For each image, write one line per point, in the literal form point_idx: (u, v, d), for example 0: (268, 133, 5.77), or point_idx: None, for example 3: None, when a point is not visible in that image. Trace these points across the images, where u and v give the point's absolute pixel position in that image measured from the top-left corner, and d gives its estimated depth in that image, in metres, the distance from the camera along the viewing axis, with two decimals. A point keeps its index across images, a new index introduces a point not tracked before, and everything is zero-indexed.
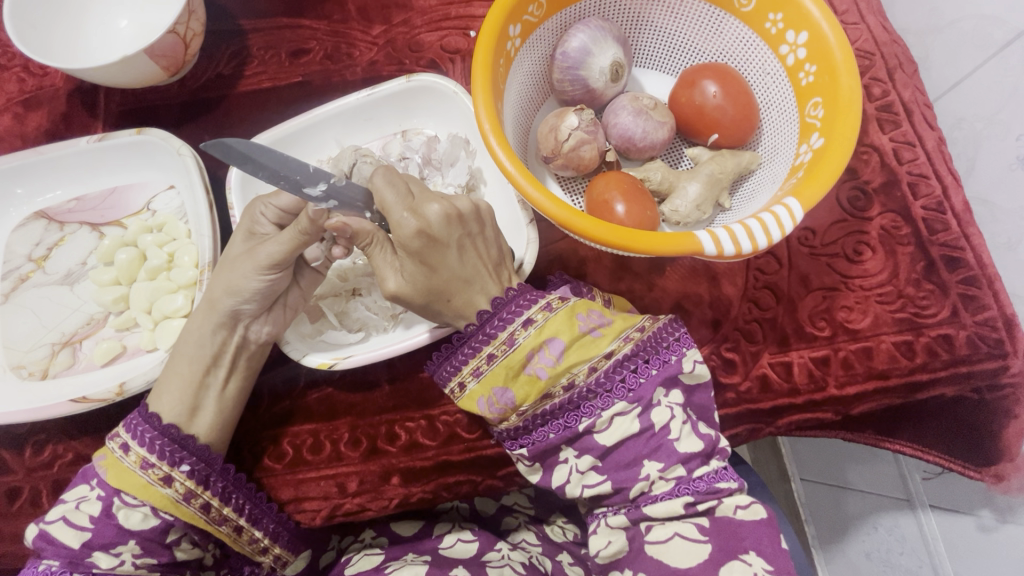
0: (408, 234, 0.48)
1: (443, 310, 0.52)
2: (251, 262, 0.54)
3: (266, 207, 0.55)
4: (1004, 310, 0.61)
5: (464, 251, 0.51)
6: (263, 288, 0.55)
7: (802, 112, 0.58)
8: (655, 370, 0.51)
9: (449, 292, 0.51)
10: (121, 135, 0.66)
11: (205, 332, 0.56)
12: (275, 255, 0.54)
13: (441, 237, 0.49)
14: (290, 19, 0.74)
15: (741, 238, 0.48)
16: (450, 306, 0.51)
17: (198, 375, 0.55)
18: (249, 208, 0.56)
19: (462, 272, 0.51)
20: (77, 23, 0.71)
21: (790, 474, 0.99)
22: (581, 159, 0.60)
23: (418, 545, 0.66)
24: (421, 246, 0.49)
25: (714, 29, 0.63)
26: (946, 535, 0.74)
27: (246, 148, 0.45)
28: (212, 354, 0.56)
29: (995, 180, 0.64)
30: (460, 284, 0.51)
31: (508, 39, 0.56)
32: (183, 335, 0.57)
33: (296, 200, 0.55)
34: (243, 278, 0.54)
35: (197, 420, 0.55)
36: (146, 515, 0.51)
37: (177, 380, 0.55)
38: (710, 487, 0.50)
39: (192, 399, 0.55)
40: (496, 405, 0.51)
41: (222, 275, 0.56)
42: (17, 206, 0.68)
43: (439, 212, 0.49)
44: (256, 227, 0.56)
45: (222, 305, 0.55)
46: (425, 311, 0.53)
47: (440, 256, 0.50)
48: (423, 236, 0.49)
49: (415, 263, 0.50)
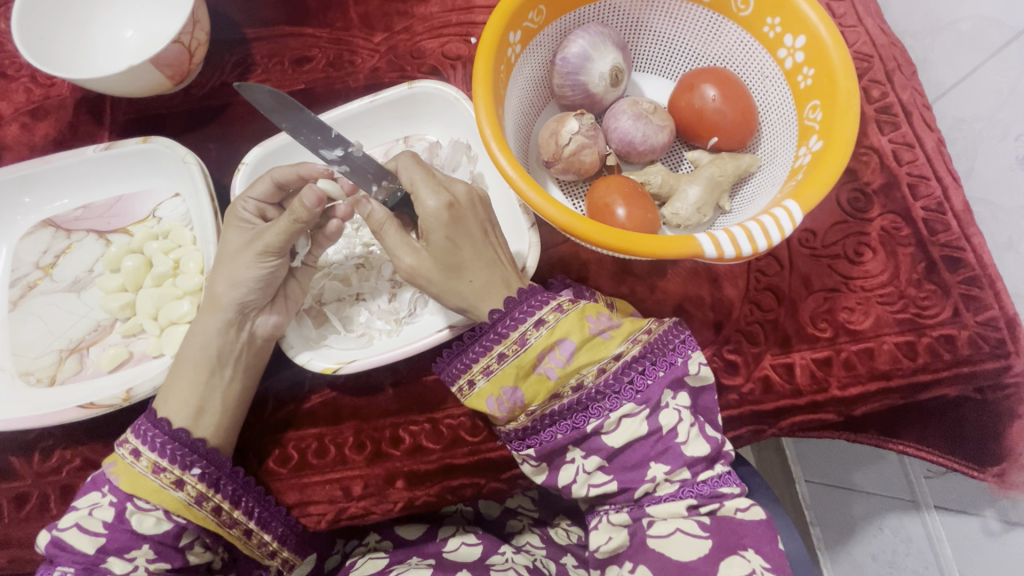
0: (440, 205, 0.50)
1: (462, 289, 0.52)
2: (250, 252, 0.55)
3: (247, 201, 0.57)
4: (1006, 311, 0.61)
5: (487, 232, 0.52)
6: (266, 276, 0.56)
7: (801, 115, 0.58)
8: (663, 372, 0.51)
9: (469, 271, 0.51)
10: (128, 143, 0.67)
11: (211, 330, 0.56)
12: (272, 244, 0.55)
13: (466, 213, 0.51)
14: (293, 28, 0.75)
15: (742, 240, 0.48)
16: (469, 285, 0.51)
17: (202, 376, 0.56)
18: (232, 206, 0.58)
19: (483, 253, 0.52)
20: (82, 32, 0.72)
21: (795, 476, 0.99)
22: (581, 164, 0.60)
23: (423, 548, 0.66)
24: (450, 219, 0.50)
25: (713, 34, 0.64)
26: (951, 537, 0.74)
27: (275, 100, 0.53)
28: (215, 353, 0.56)
29: (995, 180, 0.64)
30: (480, 264, 0.51)
31: (508, 46, 0.57)
32: (188, 336, 0.58)
33: (270, 188, 0.57)
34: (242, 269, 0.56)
35: (202, 421, 0.55)
36: (159, 518, 0.52)
37: (182, 381, 0.56)
38: (712, 491, 0.50)
39: (196, 401, 0.55)
40: (504, 404, 0.51)
41: (223, 273, 0.56)
42: (25, 214, 0.69)
43: (465, 190, 0.52)
44: (245, 223, 0.57)
45: (226, 300, 0.56)
46: (442, 292, 0.52)
47: (465, 232, 0.51)
48: (453, 209, 0.50)
49: (441, 238, 0.50)
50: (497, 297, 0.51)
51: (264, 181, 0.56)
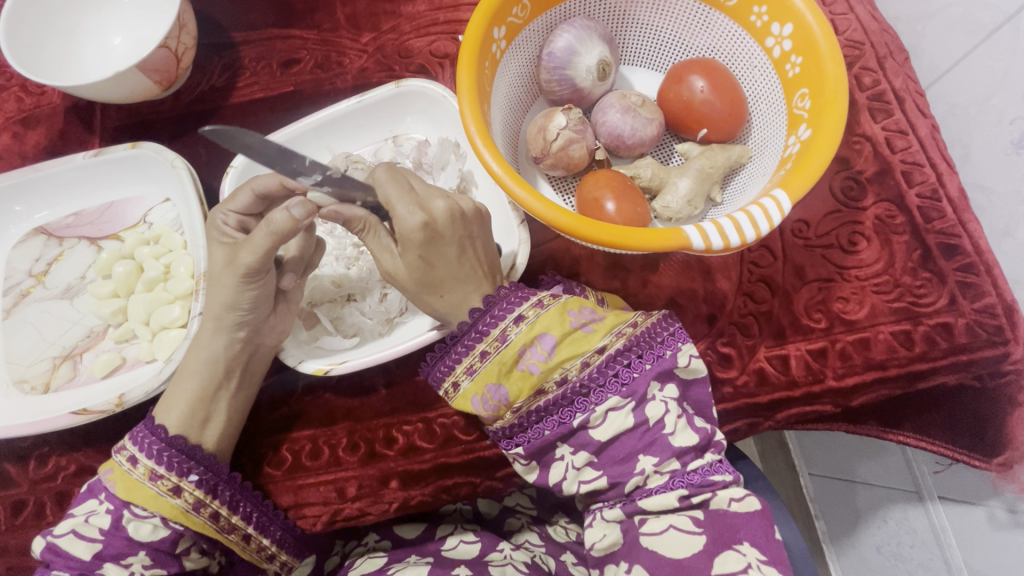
0: (415, 226, 0.49)
1: (433, 303, 0.53)
2: (234, 271, 0.53)
3: (227, 214, 0.56)
4: (1003, 297, 0.60)
5: (463, 249, 0.52)
6: (258, 295, 0.55)
7: (790, 104, 0.58)
8: (650, 364, 0.51)
9: (443, 287, 0.52)
10: (117, 149, 0.67)
11: (216, 345, 0.56)
12: (251, 263, 0.52)
13: (443, 233, 0.50)
14: (281, 30, 0.75)
15: (729, 231, 0.48)
16: (443, 301, 0.52)
17: (210, 391, 0.56)
18: (211, 218, 0.56)
19: (460, 269, 0.52)
20: (70, 41, 0.72)
21: (799, 469, 0.97)
22: (570, 159, 0.60)
23: (422, 547, 0.66)
24: (424, 240, 0.49)
25: (701, 25, 0.63)
26: (956, 527, 0.73)
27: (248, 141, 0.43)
28: (224, 368, 0.56)
29: (991, 165, 0.63)
30: (456, 281, 0.52)
31: (493, 42, 0.57)
32: (190, 352, 0.57)
33: (252, 199, 0.55)
34: (237, 290, 0.54)
35: (208, 429, 0.56)
36: (156, 526, 0.51)
37: (184, 394, 0.55)
38: (704, 480, 0.49)
39: (201, 411, 0.55)
40: (490, 403, 0.50)
41: (219, 291, 0.55)
42: (17, 223, 0.69)
43: (444, 209, 0.50)
44: (225, 236, 0.57)
45: (225, 319, 0.55)
46: (416, 300, 0.53)
47: (440, 252, 0.51)
48: (429, 229, 0.49)
49: (414, 256, 0.50)
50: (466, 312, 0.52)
51: (245, 192, 0.55)
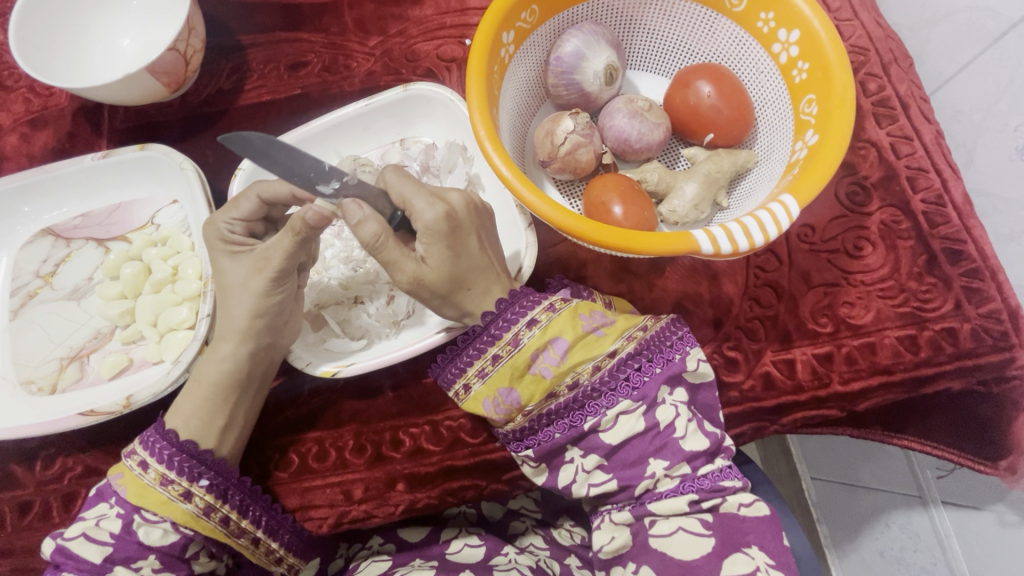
0: (439, 216, 0.49)
1: (462, 299, 0.52)
2: (259, 278, 0.54)
3: (232, 222, 0.56)
4: (1008, 302, 0.61)
5: (482, 240, 0.52)
6: (282, 301, 0.56)
7: (797, 109, 0.58)
8: (659, 368, 0.51)
9: (470, 280, 0.52)
10: (126, 151, 0.67)
11: (227, 352, 0.56)
12: (279, 265, 0.53)
13: (463, 222, 0.51)
14: (288, 33, 0.75)
15: (738, 236, 0.48)
16: (469, 294, 0.52)
17: (215, 393, 0.56)
18: (212, 225, 0.56)
19: (482, 259, 0.52)
20: (79, 43, 0.72)
21: (800, 473, 0.98)
22: (577, 163, 0.60)
23: (426, 551, 0.66)
24: (450, 229, 0.49)
25: (707, 30, 0.63)
26: (960, 532, 0.73)
27: (265, 143, 0.47)
28: (240, 375, 0.56)
29: (995, 171, 0.63)
30: (480, 271, 0.52)
31: (501, 47, 0.57)
32: (205, 361, 0.57)
33: (256, 205, 0.56)
34: (259, 298, 0.54)
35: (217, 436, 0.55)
36: (166, 530, 0.51)
37: (199, 401, 0.55)
38: (714, 485, 0.50)
39: (215, 417, 0.55)
40: (501, 406, 0.51)
41: (238, 302, 0.55)
42: (25, 223, 0.69)
43: (460, 200, 0.51)
44: (235, 247, 0.56)
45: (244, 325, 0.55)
46: (443, 302, 0.53)
47: (463, 242, 0.51)
48: (452, 219, 0.50)
49: (441, 249, 0.50)
50: (492, 303, 0.53)
51: (250, 199, 0.55)
